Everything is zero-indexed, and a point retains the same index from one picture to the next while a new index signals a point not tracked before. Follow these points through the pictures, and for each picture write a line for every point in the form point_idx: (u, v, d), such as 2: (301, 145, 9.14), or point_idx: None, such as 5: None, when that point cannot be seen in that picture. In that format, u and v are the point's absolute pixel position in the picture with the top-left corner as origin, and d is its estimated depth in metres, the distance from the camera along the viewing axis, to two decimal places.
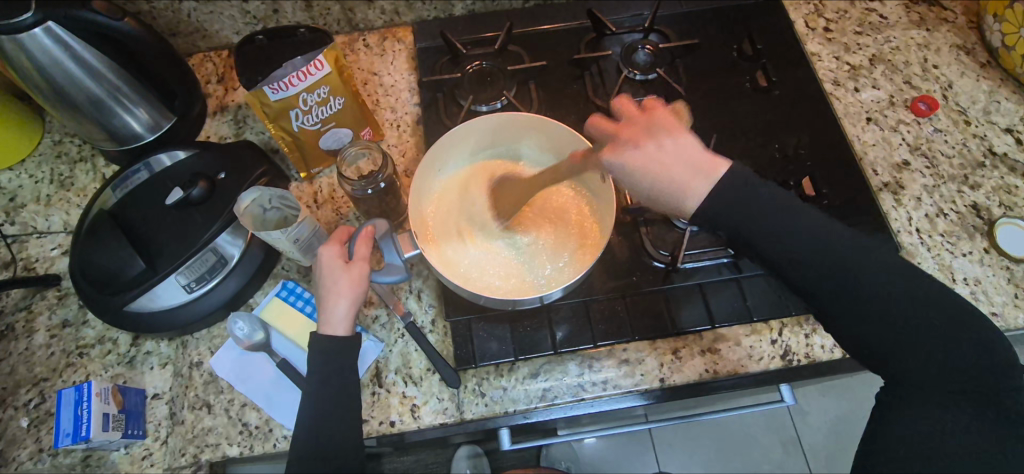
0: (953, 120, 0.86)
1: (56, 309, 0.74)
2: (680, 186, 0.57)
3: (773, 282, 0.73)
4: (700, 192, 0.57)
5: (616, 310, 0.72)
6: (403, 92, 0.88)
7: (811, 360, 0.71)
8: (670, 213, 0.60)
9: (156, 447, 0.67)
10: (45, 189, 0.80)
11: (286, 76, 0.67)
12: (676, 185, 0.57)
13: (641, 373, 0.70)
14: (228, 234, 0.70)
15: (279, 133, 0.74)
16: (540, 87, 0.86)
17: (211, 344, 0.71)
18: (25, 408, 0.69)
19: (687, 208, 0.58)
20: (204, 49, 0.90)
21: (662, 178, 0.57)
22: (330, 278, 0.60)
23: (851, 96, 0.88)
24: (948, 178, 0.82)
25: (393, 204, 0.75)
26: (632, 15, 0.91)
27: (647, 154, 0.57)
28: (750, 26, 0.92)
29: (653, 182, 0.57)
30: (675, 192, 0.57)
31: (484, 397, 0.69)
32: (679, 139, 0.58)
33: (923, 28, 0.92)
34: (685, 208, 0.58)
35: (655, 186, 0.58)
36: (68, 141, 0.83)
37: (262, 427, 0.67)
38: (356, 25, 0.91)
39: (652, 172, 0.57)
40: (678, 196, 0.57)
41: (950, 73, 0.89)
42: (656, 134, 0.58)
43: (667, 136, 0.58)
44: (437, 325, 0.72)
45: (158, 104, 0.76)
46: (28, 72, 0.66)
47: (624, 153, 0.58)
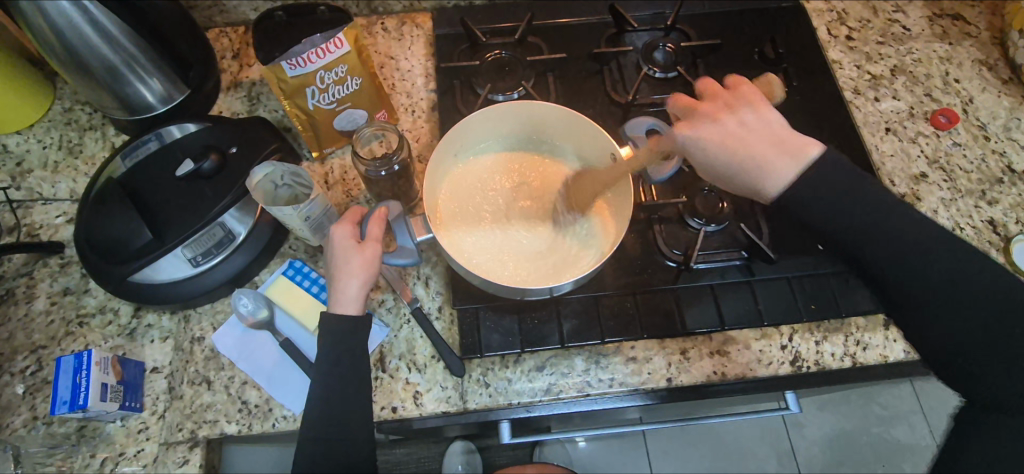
0: (973, 135, 0.85)
1: (58, 277, 0.73)
2: (760, 164, 0.58)
3: (785, 287, 0.72)
4: (781, 171, 0.57)
5: (626, 307, 0.71)
6: (419, 78, 0.87)
7: (820, 367, 0.70)
8: (747, 195, 0.61)
9: (153, 421, 0.66)
10: (53, 156, 0.79)
11: (305, 52, 0.66)
12: (757, 162, 0.58)
13: (648, 372, 0.69)
14: (236, 210, 0.69)
15: (294, 110, 0.73)
16: (558, 80, 0.85)
17: (214, 319, 0.70)
18: (21, 375, 0.68)
19: (766, 188, 0.58)
20: (220, 24, 0.89)
21: (742, 150, 0.59)
22: (342, 258, 0.59)
23: (871, 106, 0.87)
24: (965, 193, 0.81)
25: (405, 188, 0.75)
26: (654, 12, 0.90)
27: (731, 123, 0.60)
28: (772, 31, 0.91)
29: (742, 160, 0.59)
30: (757, 170, 0.58)
31: (488, 387, 0.68)
32: (762, 118, 0.60)
33: (946, 42, 0.91)
34: (768, 194, 0.58)
35: (729, 160, 0.59)
36: (78, 108, 0.82)
37: (262, 407, 0.66)
38: (376, 8, 0.90)
39: (737, 144, 0.59)
40: (762, 175, 0.58)
41: (971, 87, 0.88)
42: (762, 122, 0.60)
43: (750, 112, 0.61)
44: (443, 312, 0.71)
45: (172, 75, 0.75)
46: (45, 36, 0.65)
47: (700, 126, 0.60)
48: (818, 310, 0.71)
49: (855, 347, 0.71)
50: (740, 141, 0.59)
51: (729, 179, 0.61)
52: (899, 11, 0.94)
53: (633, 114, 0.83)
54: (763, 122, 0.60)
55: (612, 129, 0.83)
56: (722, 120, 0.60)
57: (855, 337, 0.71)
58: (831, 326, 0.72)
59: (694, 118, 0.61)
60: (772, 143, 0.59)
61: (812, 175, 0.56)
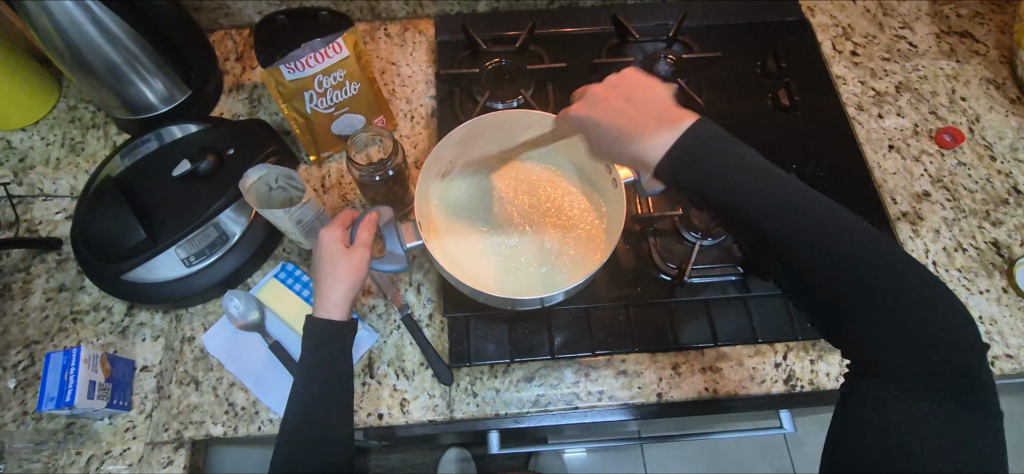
0: (978, 154, 0.83)
1: (54, 273, 0.73)
2: (641, 134, 0.52)
3: (781, 305, 0.71)
4: (659, 141, 0.51)
5: (618, 320, 0.70)
6: (420, 84, 0.87)
7: (815, 387, 0.69)
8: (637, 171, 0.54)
9: (140, 420, 0.66)
10: (55, 153, 0.80)
11: (304, 57, 0.66)
12: (642, 134, 0.52)
13: (638, 386, 0.68)
14: (231, 211, 0.69)
15: (292, 113, 0.73)
16: (558, 89, 0.85)
17: (205, 320, 0.71)
18: (13, 369, 0.68)
19: (648, 160, 0.51)
20: (225, 27, 0.89)
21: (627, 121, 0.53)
22: (330, 262, 0.59)
23: (875, 122, 0.86)
24: (969, 213, 0.80)
25: (400, 193, 0.75)
26: (657, 24, 0.91)
27: (626, 104, 0.55)
28: (775, 45, 0.90)
29: (619, 129, 0.54)
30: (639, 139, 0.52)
31: (476, 397, 0.67)
32: (655, 95, 0.54)
33: (954, 59, 0.90)
34: (654, 169, 0.52)
35: (617, 135, 0.54)
36: (82, 106, 0.84)
37: (248, 409, 0.66)
38: (379, 14, 0.91)
39: (624, 117, 0.54)
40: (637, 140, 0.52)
41: (978, 106, 0.87)
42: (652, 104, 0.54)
43: (653, 95, 0.55)
44: (433, 319, 0.71)
45: (174, 77, 0.76)
46: (49, 35, 0.66)
47: (590, 105, 0.57)
48: (814, 328, 0.70)
49: None
50: (625, 116, 0.54)
51: (616, 155, 0.55)
52: (905, 28, 0.93)
53: None
54: (653, 101, 0.54)
55: None
56: (612, 99, 0.56)
57: None
58: (827, 345, 0.70)
59: (608, 93, 0.57)
60: (654, 113, 0.53)
61: (684, 145, 0.50)
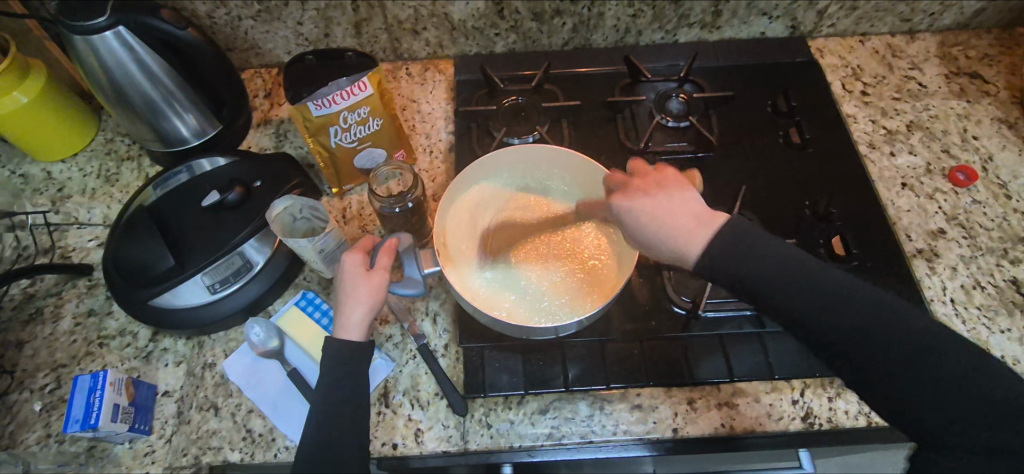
0: (993, 193, 0.84)
1: (84, 298, 0.76)
2: (682, 234, 0.57)
3: (796, 341, 0.71)
4: (700, 239, 0.57)
5: (632, 353, 0.70)
6: (439, 120, 0.90)
7: (833, 425, 0.68)
8: (667, 260, 0.59)
9: (159, 445, 0.67)
10: (91, 183, 0.84)
11: (331, 94, 0.70)
12: (682, 232, 0.57)
13: (653, 421, 0.68)
14: (256, 240, 0.72)
15: (318, 147, 0.76)
16: (572, 126, 0.88)
17: (226, 346, 0.72)
18: (40, 392, 0.70)
19: (688, 256, 0.57)
20: (256, 65, 0.94)
21: (670, 222, 0.58)
22: (350, 286, 0.60)
23: (887, 160, 0.87)
24: (986, 251, 0.80)
25: (418, 225, 0.77)
26: (668, 64, 0.94)
27: (649, 200, 0.59)
28: (784, 85, 0.93)
29: (665, 228, 0.58)
30: (677, 241, 0.57)
31: (490, 428, 0.67)
32: (685, 197, 0.59)
33: (964, 99, 0.91)
34: (688, 260, 0.57)
35: (656, 224, 0.58)
36: (119, 139, 0.88)
37: (266, 436, 0.67)
38: (401, 54, 0.95)
39: (659, 212, 0.58)
40: (683, 246, 0.57)
41: (991, 145, 0.87)
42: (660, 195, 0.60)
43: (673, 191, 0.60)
44: (449, 349, 0.72)
45: (207, 112, 0.79)
46: (95, 72, 0.71)
47: (634, 196, 0.60)
48: None
49: (870, 405, 0.69)
50: (655, 212, 0.59)
51: (656, 245, 0.59)
52: (915, 69, 0.95)
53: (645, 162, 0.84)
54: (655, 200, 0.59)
55: None
56: (654, 194, 0.60)
57: None
58: (845, 382, 0.70)
59: (631, 190, 0.62)
60: (691, 213, 0.58)
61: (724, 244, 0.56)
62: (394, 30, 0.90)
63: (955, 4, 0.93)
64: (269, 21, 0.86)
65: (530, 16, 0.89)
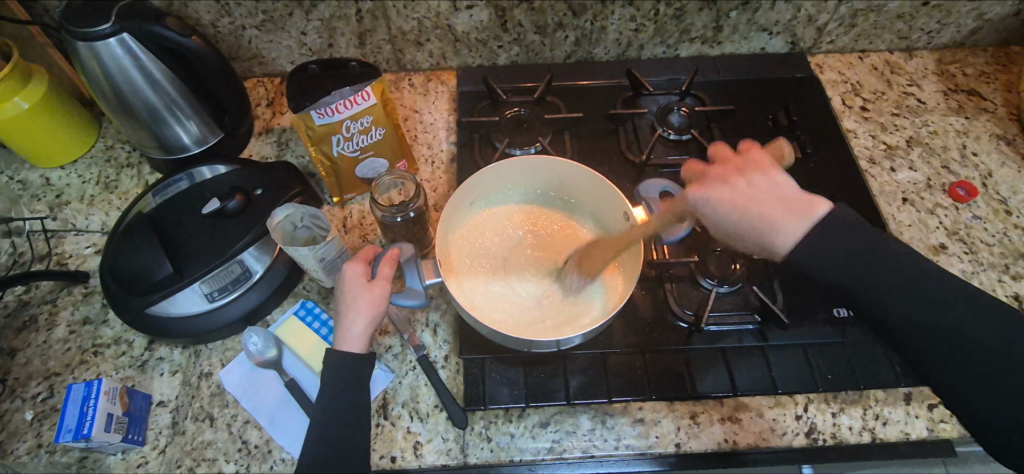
0: (993, 209, 0.84)
1: (79, 306, 0.75)
2: (769, 223, 0.57)
3: (799, 355, 0.71)
4: (791, 230, 0.57)
5: (635, 366, 0.70)
6: (441, 131, 0.91)
7: (838, 441, 0.67)
8: (757, 252, 0.60)
9: (152, 456, 0.66)
10: (90, 190, 0.84)
11: (333, 103, 0.69)
12: (770, 222, 0.57)
13: (656, 435, 0.67)
14: (255, 249, 0.71)
15: (319, 156, 0.76)
16: (574, 137, 0.88)
17: (223, 355, 0.71)
18: (32, 401, 0.69)
19: (779, 246, 0.57)
20: (258, 74, 0.94)
21: (758, 212, 0.57)
22: (351, 296, 0.60)
23: (887, 175, 0.88)
24: (987, 266, 0.80)
25: (419, 235, 0.77)
26: (670, 78, 0.95)
27: (739, 184, 0.58)
28: (785, 100, 0.93)
29: (756, 217, 0.57)
30: (769, 229, 0.57)
31: (491, 442, 0.66)
32: (771, 178, 0.58)
33: (962, 115, 0.92)
34: (780, 250, 0.57)
35: (739, 218, 0.58)
36: (119, 146, 0.88)
37: (261, 448, 0.66)
38: (404, 65, 0.95)
39: (745, 202, 0.57)
40: (772, 235, 0.57)
41: (990, 161, 0.88)
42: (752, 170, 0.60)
43: (762, 176, 0.59)
44: (449, 361, 0.71)
45: (209, 120, 0.79)
46: (97, 78, 0.71)
47: (710, 186, 0.59)
48: (834, 380, 0.69)
49: (874, 421, 0.68)
50: (749, 202, 0.57)
51: (738, 237, 0.59)
52: (913, 85, 0.96)
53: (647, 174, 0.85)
54: (765, 184, 0.58)
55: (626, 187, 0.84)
56: (733, 182, 0.59)
57: (873, 411, 0.68)
58: (848, 397, 0.69)
59: (706, 181, 0.60)
60: (779, 201, 0.57)
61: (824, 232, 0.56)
62: (398, 41, 0.90)
63: (953, 22, 0.94)
64: (273, 31, 0.86)
65: (533, 28, 0.90)
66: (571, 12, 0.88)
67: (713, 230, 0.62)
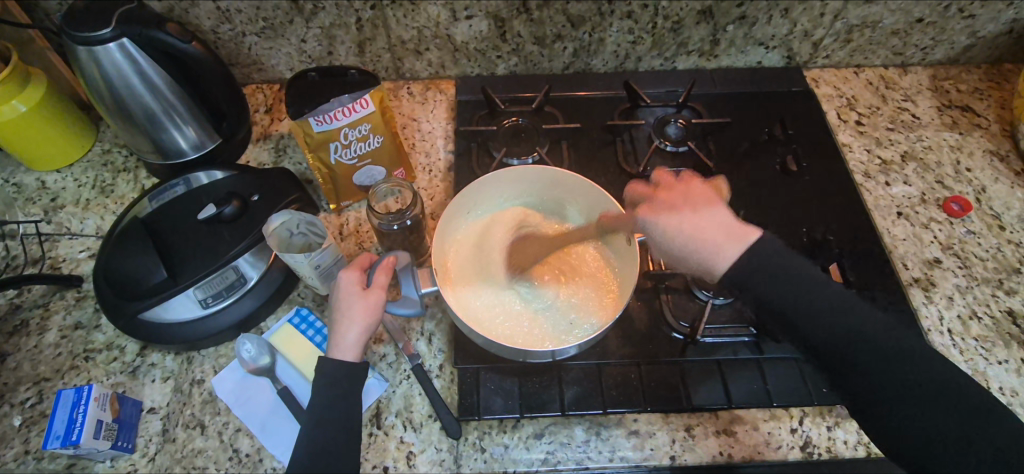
0: (987, 224, 0.84)
1: (72, 310, 0.74)
2: (709, 246, 0.58)
3: (794, 368, 0.70)
4: (729, 253, 0.57)
5: (630, 377, 0.70)
6: (438, 139, 0.91)
7: (833, 455, 0.67)
8: (694, 273, 0.61)
9: (142, 464, 0.65)
10: (86, 194, 0.83)
11: (332, 110, 0.70)
12: (711, 246, 0.58)
13: (651, 448, 0.67)
14: (251, 255, 0.71)
15: (317, 163, 0.76)
16: (572, 148, 0.89)
17: (216, 362, 0.71)
18: (21, 406, 0.68)
19: (717, 268, 0.58)
20: (257, 81, 0.95)
21: (700, 238, 0.58)
22: (345, 304, 0.59)
23: (882, 189, 0.88)
24: (982, 281, 0.80)
25: (416, 243, 0.76)
26: (667, 90, 0.95)
27: (689, 213, 0.60)
28: (781, 114, 0.94)
29: (694, 238, 0.58)
30: (709, 253, 0.58)
31: (484, 453, 0.66)
32: (710, 205, 0.60)
33: (956, 131, 0.93)
34: (717, 273, 0.58)
35: (684, 242, 0.59)
36: (116, 150, 0.88)
37: (253, 456, 0.65)
38: (404, 74, 0.96)
39: (691, 228, 0.58)
40: (712, 259, 0.58)
41: (983, 177, 0.89)
42: (698, 199, 0.61)
43: (703, 201, 0.61)
44: (444, 370, 0.71)
45: (207, 126, 0.79)
46: (96, 83, 0.71)
47: (657, 209, 0.62)
48: (830, 394, 0.69)
49: (869, 435, 0.68)
50: (695, 227, 0.59)
51: (680, 260, 0.60)
52: (908, 100, 0.97)
53: None
54: (704, 210, 0.60)
55: (622, 198, 0.84)
56: (682, 210, 0.60)
57: None
58: (843, 411, 0.69)
59: (655, 205, 0.62)
60: (723, 225, 0.58)
61: (752, 260, 0.57)
62: (397, 50, 0.91)
63: (947, 39, 0.95)
64: (273, 38, 0.87)
65: (531, 39, 0.90)
66: (569, 24, 0.88)
67: (657, 252, 0.63)
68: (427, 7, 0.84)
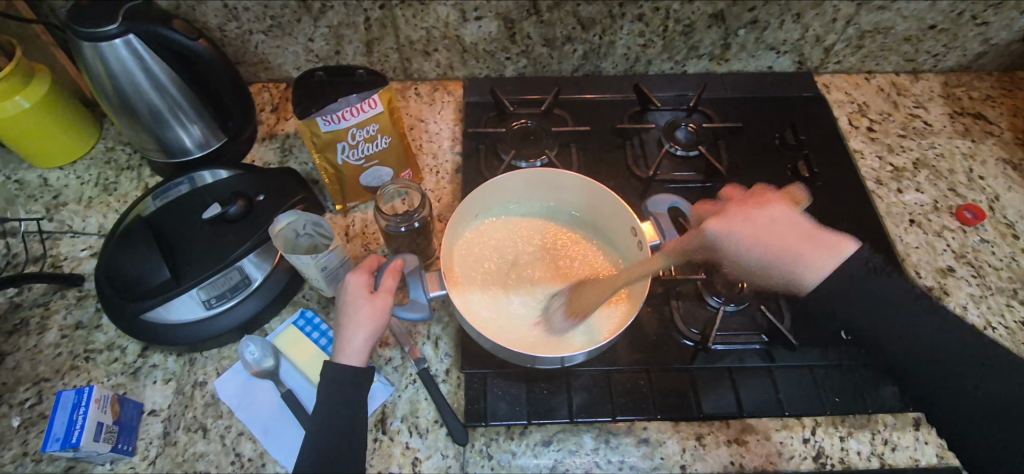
0: (1000, 233, 0.83)
1: (73, 310, 0.73)
2: (795, 260, 0.64)
3: (806, 376, 0.70)
4: (821, 262, 0.66)
5: (639, 384, 0.68)
6: (446, 141, 0.90)
7: (846, 466, 0.66)
8: (779, 287, 0.68)
9: (142, 467, 0.64)
10: (88, 191, 0.82)
11: (340, 110, 0.69)
12: (793, 260, 0.64)
13: (661, 457, 0.65)
14: (255, 256, 0.70)
15: (323, 164, 0.75)
16: (581, 151, 0.88)
17: (218, 364, 0.70)
18: (19, 407, 0.67)
19: (807, 283, 0.67)
20: (263, 80, 0.94)
21: (777, 246, 0.64)
22: (352, 308, 0.58)
23: (894, 196, 0.87)
24: (996, 290, 0.79)
25: (423, 245, 0.75)
26: (676, 94, 0.94)
27: (753, 219, 0.66)
28: (792, 119, 0.93)
29: (779, 253, 0.64)
30: (786, 263, 0.64)
31: (491, 459, 0.65)
32: (788, 218, 0.67)
33: (968, 139, 0.92)
34: (804, 288, 0.68)
35: (762, 253, 0.64)
36: (120, 148, 0.87)
37: (255, 461, 0.64)
38: (411, 74, 0.95)
39: (766, 237, 0.64)
40: (806, 273, 0.66)
41: (996, 185, 0.88)
42: (777, 216, 0.66)
43: (779, 211, 0.67)
44: (450, 375, 0.69)
45: (212, 124, 0.78)
46: (100, 79, 0.70)
47: (729, 221, 0.66)
48: (841, 403, 0.68)
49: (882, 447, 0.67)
50: (765, 238, 0.64)
51: (754, 270, 0.66)
52: (919, 107, 0.96)
53: (653, 190, 0.84)
54: (778, 220, 0.66)
55: (631, 202, 0.83)
56: (753, 219, 0.66)
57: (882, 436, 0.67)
58: (856, 421, 0.68)
59: (728, 217, 0.66)
60: (806, 240, 0.65)
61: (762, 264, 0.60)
62: (406, 50, 0.90)
63: (959, 46, 0.94)
64: (280, 36, 0.86)
65: (541, 41, 0.89)
66: (580, 26, 0.87)
67: (724, 260, 0.68)
68: (436, 7, 0.83)
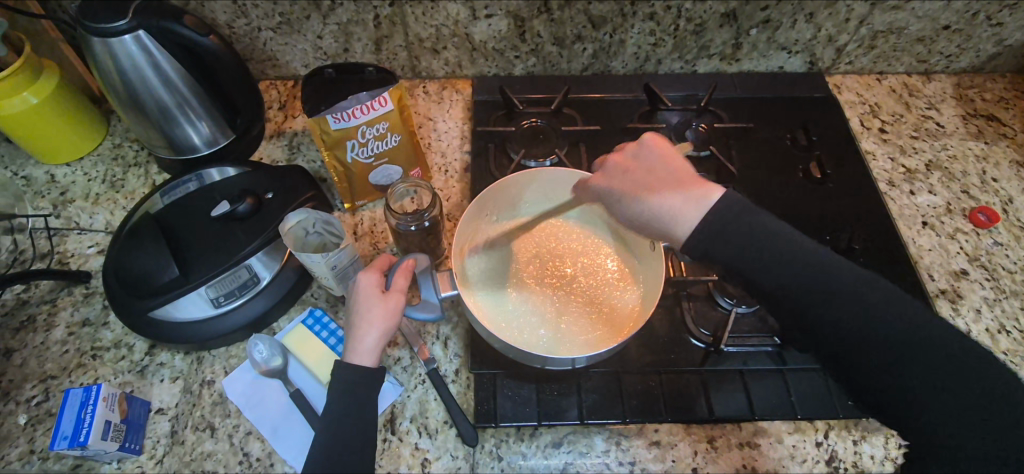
0: (1014, 235, 0.82)
1: (80, 307, 0.73)
2: (666, 213, 0.58)
3: (819, 379, 0.69)
4: (683, 217, 0.57)
5: (651, 386, 0.68)
6: (455, 139, 0.89)
7: (859, 470, 0.65)
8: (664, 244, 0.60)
9: (150, 466, 0.63)
10: (96, 188, 0.82)
11: (350, 108, 0.68)
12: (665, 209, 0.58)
13: (672, 459, 0.65)
14: (264, 254, 0.69)
15: (333, 162, 0.74)
16: (591, 151, 0.87)
17: (226, 363, 0.69)
18: (26, 404, 0.67)
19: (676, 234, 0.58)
20: (271, 77, 0.93)
21: (655, 199, 0.59)
22: (364, 307, 0.58)
23: (906, 198, 0.86)
24: (1010, 294, 0.78)
25: (433, 244, 0.75)
26: (686, 94, 0.94)
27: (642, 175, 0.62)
28: (804, 120, 0.92)
29: (657, 204, 0.59)
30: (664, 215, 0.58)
31: (501, 461, 0.64)
32: (662, 160, 0.62)
33: (982, 140, 0.91)
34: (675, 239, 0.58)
35: (649, 204, 0.60)
36: (127, 145, 0.86)
37: (264, 460, 0.63)
38: (420, 72, 0.94)
39: (642, 193, 0.61)
40: (667, 222, 0.58)
41: (1010, 188, 0.87)
42: (662, 170, 0.61)
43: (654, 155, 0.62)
44: (460, 375, 0.69)
45: (221, 121, 0.78)
46: (109, 74, 0.69)
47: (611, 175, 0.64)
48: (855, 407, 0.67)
49: (896, 451, 0.66)
50: (648, 192, 0.60)
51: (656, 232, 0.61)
52: (932, 108, 0.95)
53: None
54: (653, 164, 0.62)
55: None
56: (632, 171, 0.62)
57: (896, 440, 0.66)
58: (870, 425, 0.67)
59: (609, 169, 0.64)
60: (675, 190, 0.59)
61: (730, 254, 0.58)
62: (414, 48, 0.89)
63: (972, 47, 0.93)
64: (289, 33, 0.85)
65: (551, 40, 0.89)
66: (590, 25, 0.87)
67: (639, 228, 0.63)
68: (446, 5, 0.82)
